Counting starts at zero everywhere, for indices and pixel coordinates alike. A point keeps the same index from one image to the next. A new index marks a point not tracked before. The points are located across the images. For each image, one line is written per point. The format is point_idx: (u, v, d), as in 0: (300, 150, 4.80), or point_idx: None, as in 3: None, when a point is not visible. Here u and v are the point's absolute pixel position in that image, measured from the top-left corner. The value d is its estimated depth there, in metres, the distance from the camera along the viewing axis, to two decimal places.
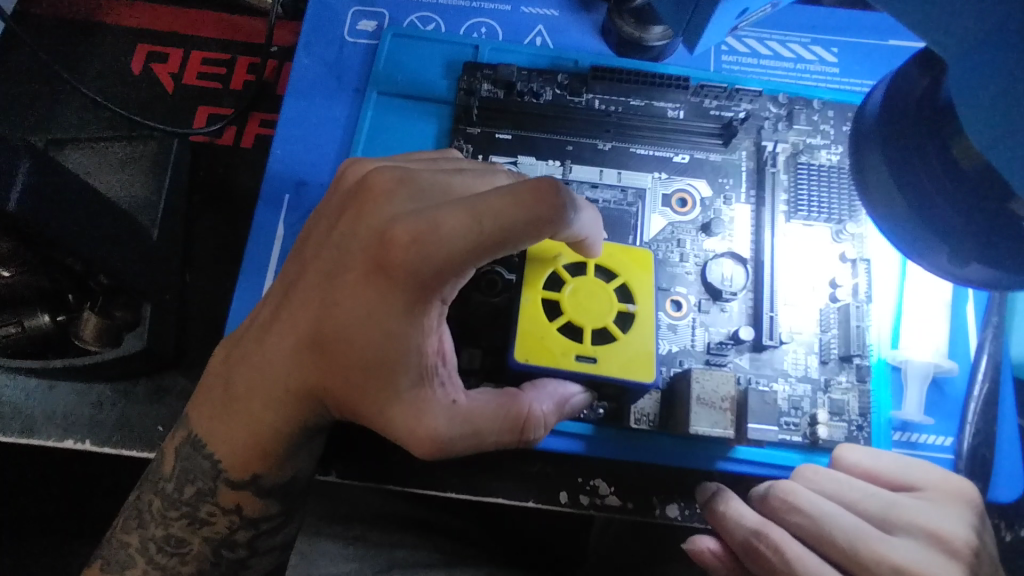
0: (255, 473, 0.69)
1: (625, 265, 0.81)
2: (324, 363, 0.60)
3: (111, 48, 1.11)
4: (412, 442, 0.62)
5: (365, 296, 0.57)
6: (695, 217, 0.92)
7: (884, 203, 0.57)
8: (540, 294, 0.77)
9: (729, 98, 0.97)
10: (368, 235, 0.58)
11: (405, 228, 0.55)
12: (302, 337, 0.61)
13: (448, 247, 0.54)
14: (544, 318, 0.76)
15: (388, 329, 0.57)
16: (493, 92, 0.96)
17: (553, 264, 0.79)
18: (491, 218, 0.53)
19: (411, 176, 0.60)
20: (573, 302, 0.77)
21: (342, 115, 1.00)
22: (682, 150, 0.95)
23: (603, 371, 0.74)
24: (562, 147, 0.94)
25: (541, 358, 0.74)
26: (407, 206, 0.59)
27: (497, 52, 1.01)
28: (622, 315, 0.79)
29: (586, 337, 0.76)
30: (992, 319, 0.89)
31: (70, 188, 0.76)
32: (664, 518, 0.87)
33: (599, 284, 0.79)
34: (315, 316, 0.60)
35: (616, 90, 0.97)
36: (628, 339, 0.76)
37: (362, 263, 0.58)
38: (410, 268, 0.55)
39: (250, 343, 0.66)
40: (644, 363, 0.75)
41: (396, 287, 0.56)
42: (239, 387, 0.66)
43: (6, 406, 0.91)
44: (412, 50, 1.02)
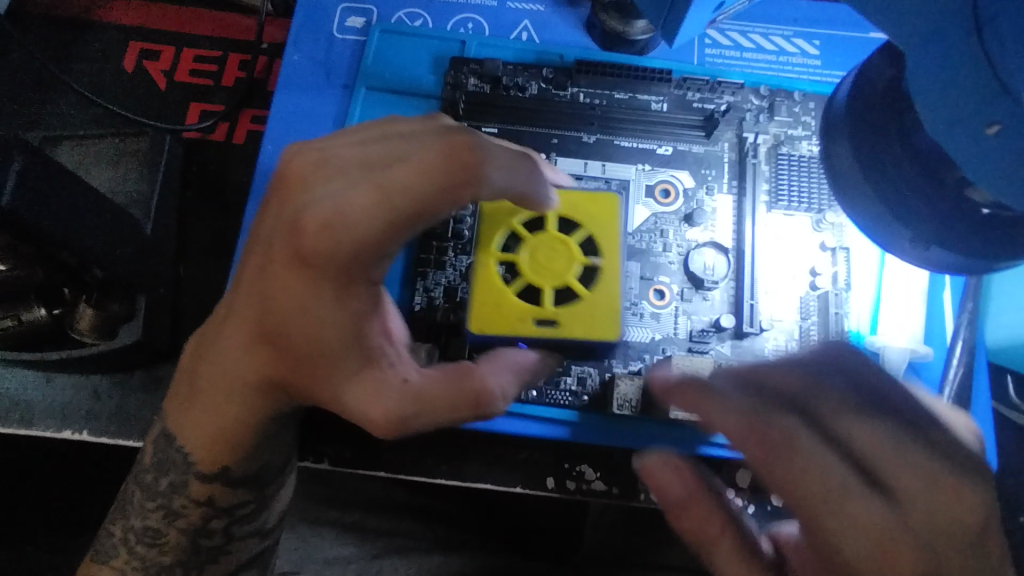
0: (225, 465, 0.70)
1: (586, 212, 0.86)
2: (274, 353, 0.63)
3: (105, 47, 1.13)
4: (368, 423, 0.64)
5: (293, 286, 0.60)
6: (678, 208, 0.94)
7: (852, 191, 0.59)
8: (496, 259, 0.83)
9: (711, 91, 0.99)
10: (287, 225, 0.60)
11: (316, 215, 0.58)
12: (251, 330, 0.64)
13: (358, 226, 0.57)
14: (502, 284, 0.82)
15: (321, 313, 0.60)
16: (479, 87, 0.98)
17: (508, 225, 0.85)
18: (400, 193, 0.57)
19: (327, 158, 0.62)
20: (533, 265, 0.83)
21: (332, 110, 1.02)
22: (662, 142, 0.96)
23: (565, 332, 0.80)
24: (547, 140, 0.96)
25: (500, 324, 0.80)
26: (325, 186, 0.60)
27: (484, 47, 1.03)
28: (586, 267, 0.84)
29: (546, 299, 0.82)
30: (968, 305, 0.91)
31: (61, 185, 0.77)
32: (649, 502, 0.90)
33: (557, 236, 0.85)
34: (257, 311, 0.63)
35: (600, 84, 0.98)
36: (592, 294, 0.82)
37: (283, 254, 0.60)
38: (325, 255, 0.58)
39: (217, 334, 0.67)
40: (606, 319, 0.81)
41: (317, 274, 0.59)
42: (209, 381, 0.68)
43: (4, 398, 0.93)
44: (401, 46, 1.03)
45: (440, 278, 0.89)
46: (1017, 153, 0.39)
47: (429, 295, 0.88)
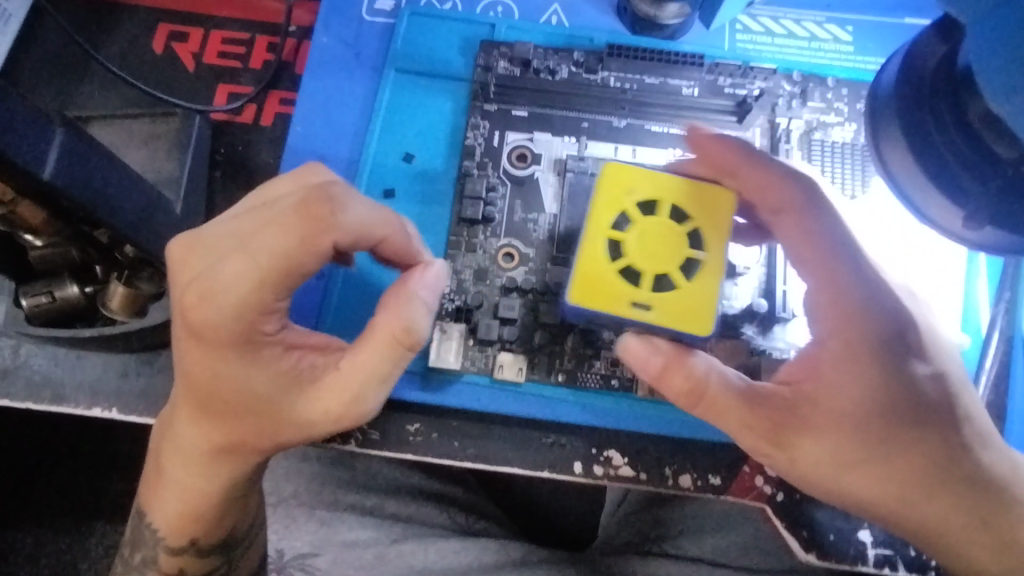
0: (192, 537, 0.75)
1: (696, 208, 0.71)
2: (210, 418, 0.67)
3: (134, 27, 1.13)
4: (329, 426, 0.69)
5: (197, 354, 0.65)
6: None
7: (901, 171, 0.58)
8: (603, 235, 0.69)
9: (743, 76, 0.98)
10: (180, 292, 0.65)
11: (193, 288, 0.63)
12: (191, 401, 0.68)
13: (230, 290, 0.62)
14: (605, 258, 0.69)
15: (233, 370, 0.65)
16: (509, 69, 0.97)
17: (622, 203, 0.70)
18: (265, 251, 0.62)
19: (198, 235, 0.66)
20: (640, 247, 0.69)
21: (360, 92, 1.02)
22: (693, 127, 0.96)
23: (657, 320, 0.68)
24: (577, 124, 0.95)
25: (596, 300, 0.68)
26: (201, 263, 0.65)
27: (514, 30, 1.02)
28: (688, 262, 0.70)
29: (644, 284, 0.69)
30: (1004, 294, 0.91)
31: (96, 160, 0.77)
32: (676, 488, 0.90)
33: (667, 225, 0.70)
34: (188, 382, 0.67)
35: (631, 68, 0.98)
36: (688, 288, 0.69)
37: (183, 329, 0.65)
38: (212, 322, 0.63)
39: (187, 390, 0.68)
40: (699, 316, 0.69)
41: (208, 342, 0.64)
42: (182, 428, 0.70)
43: (36, 374, 0.94)
44: (430, 29, 1.03)
45: (470, 261, 0.90)
46: None
47: (459, 277, 0.90)
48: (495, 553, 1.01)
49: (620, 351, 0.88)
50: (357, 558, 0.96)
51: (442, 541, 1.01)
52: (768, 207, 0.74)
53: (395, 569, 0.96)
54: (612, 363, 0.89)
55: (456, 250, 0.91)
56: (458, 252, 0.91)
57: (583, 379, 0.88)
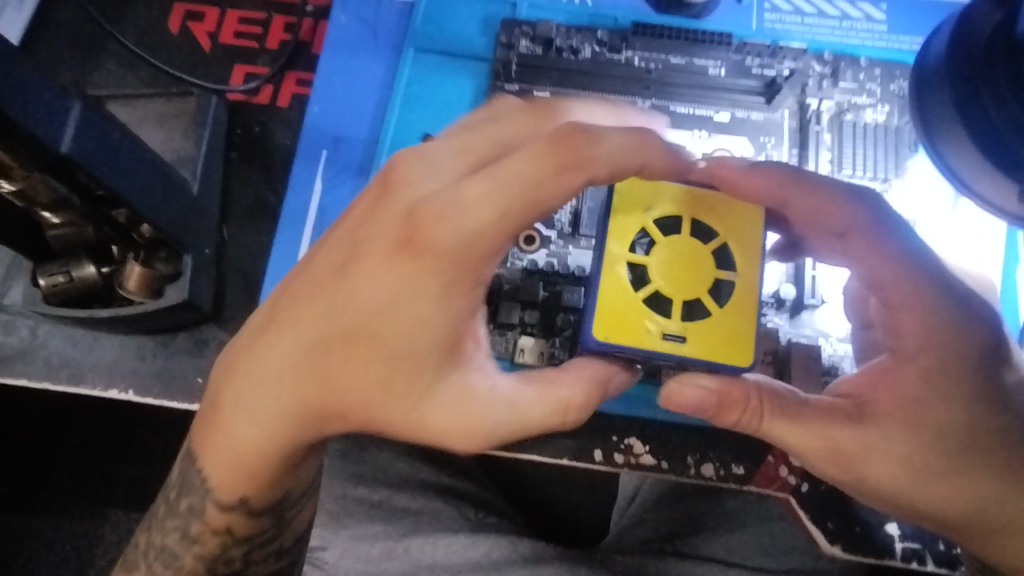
0: (243, 495, 0.70)
1: (722, 220, 0.67)
2: (335, 356, 0.63)
3: (151, 6, 1.12)
4: (450, 438, 0.65)
5: (391, 279, 0.61)
6: None
7: (953, 146, 0.56)
8: (625, 258, 0.65)
9: (771, 56, 0.95)
10: (395, 218, 0.62)
11: (432, 206, 0.60)
12: (314, 336, 0.63)
13: (473, 216, 0.59)
14: (628, 288, 0.65)
15: (418, 315, 0.61)
16: (531, 49, 0.95)
17: (642, 218, 0.66)
18: (518, 179, 0.58)
19: (423, 152, 0.65)
20: (665, 270, 0.65)
21: (379, 72, 1.00)
22: (719, 108, 0.93)
23: (694, 353, 0.64)
24: (601, 105, 0.93)
25: (622, 336, 0.64)
26: (426, 180, 0.63)
27: (536, 9, 1.00)
28: (718, 285, 0.66)
29: (676, 312, 0.65)
30: None
31: (113, 140, 0.76)
32: (698, 477, 0.88)
33: (692, 245, 0.66)
34: (329, 312, 0.63)
35: (656, 48, 0.95)
36: (725, 316, 0.65)
37: (383, 245, 0.62)
38: (442, 245, 0.59)
39: (321, 320, 0.63)
40: (739, 346, 0.65)
41: (430, 267, 0.60)
42: (278, 361, 0.64)
43: (53, 355, 0.94)
44: (450, 8, 1.01)
45: None
46: None
47: None
48: (508, 550, 0.99)
49: None
50: (366, 552, 0.97)
51: (453, 535, 0.99)
52: (833, 231, 0.68)
53: (402, 566, 0.96)
54: None
55: None
56: None
57: None
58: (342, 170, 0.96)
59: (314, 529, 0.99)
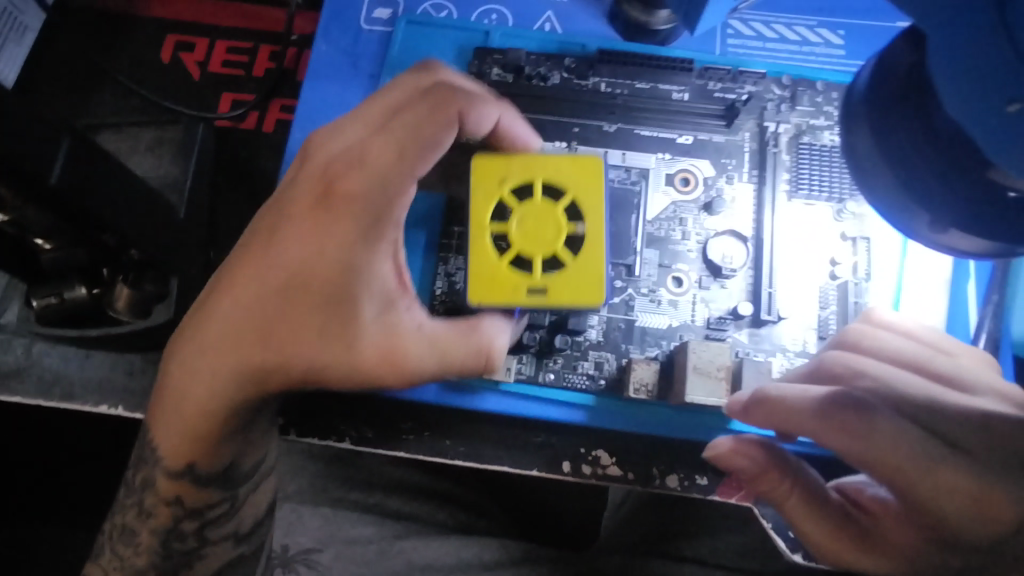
0: (189, 460, 0.72)
1: (572, 180, 0.75)
2: (283, 306, 0.66)
3: (144, 38, 1.17)
4: (381, 373, 0.67)
5: (310, 230, 0.67)
6: (697, 197, 0.94)
7: (874, 178, 0.59)
8: (489, 230, 0.74)
9: (732, 81, 0.99)
10: (310, 177, 0.70)
11: (341, 162, 0.69)
12: (260, 287, 0.66)
13: (381, 164, 0.69)
14: (495, 256, 0.73)
15: (339, 256, 0.66)
16: (502, 76, 0.99)
17: (498, 192, 0.75)
18: (403, 133, 0.70)
19: (341, 127, 0.73)
20: (522, 234, 0.73)
21: (358, 99, 1.05)
22: (682, 131, 0.97)
23: (554, 300, 0.72)
24: (568, 129, 0.97)
25: (493, 294, 0.72)
26: (338, 141, 0.72)
27: (507, 37, 1.04)
28: (573, 238, 0.74)
29: (536, 268, 0.73)
30: (992, 297, 0.89)
31: (102, 170, 0.81)
32: (664, 488, 0.91)
33: (545, 207, 0.74)
34: (263, 265, 0.67)
35: (622, 73, 0.99)
36: (579, 263, 0.73)
37: (308, 200, 0.69)
38: (358, 194, 0.68)
39: (263, 274, 0.66)
40: (592, 288, 0.72)
41: (346, 217, 0.67)
42: (218, 324, 0.67)
43: (47, 372, 1.00)
44: (426, 37, 1.05)
45: (461, 263, 0.92)
46: None
47: (450, 279, 0.91)
48: None
49: (606, 352, 0.90)
50: (359, 555, 0.98)
51: (441, 538, 1.02)
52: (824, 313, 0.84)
53: (395, 566, 0.97)
54: (599, 363, 0.90)
55: (446, 251, 0.92)
56: (448, 253, 0.92)
57: (569, 379, 0.90)
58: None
59: (300, 537, 1.00)
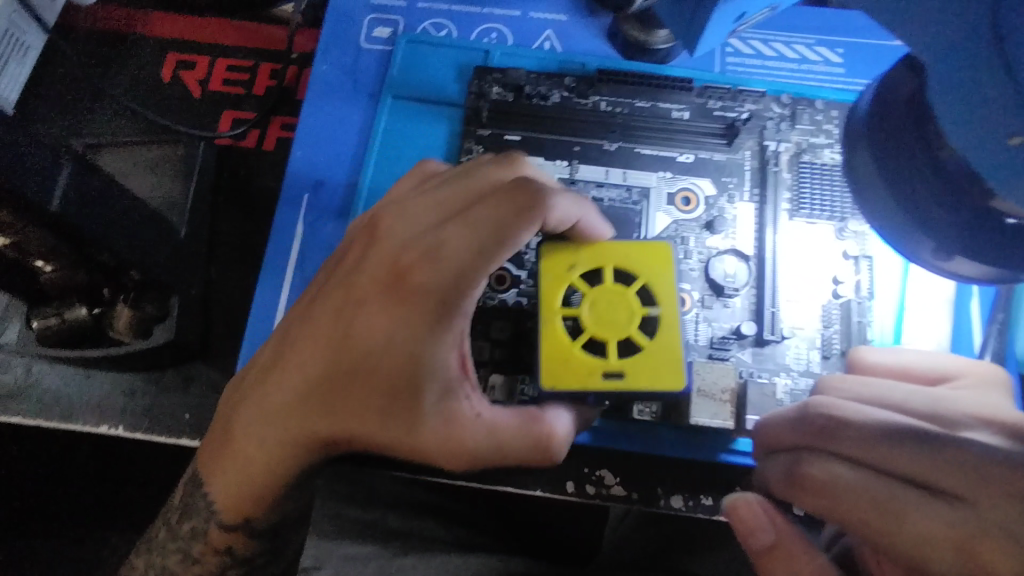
0: (246, 515, 0.71)
1: (643, 265, 0.77)
2: (347, 396, 0.64)
3: (144, 58, 1.18)
4: (449, 461, 0.65)
5: (387, 323, 0.64)
6: (699, 215, 0.94)
7: (875, 202, 0.59)
8: (558, 316, 0.75)
9: (732, 99, 0.99)
10: (381, 262, 0.67)
11: (413, 252, 0.66)
12: (323, 373, 0.65)
13: (456, 259, 0.65)
14: (566, 340, 0.74)
15: (410, 347, 0.64)
16: (502, 95, 1.00)
17: (566, 278, 0.77)
18: (484, 227, 0.65)
19: (402, 206, 0.71)
20: (594, 317, 0.75)
21: (358, 118, 1.05)
22: (682, 150, 0.97)
23: (633, 384, 0.72)
24: (569, 148, 0.97)
25: (569, 381, 0.73)
26: (404, 224, 0.69)
27: (507, 56, 1.04)
28: (646, 322, 0.75)
29: (612, 352, 0.74)
30: (998, 315, 0.88)
31: (100, 193, 0.81)
32: (668, 509, 0.90)
33: (616, 290, 0.76)
34: (335, 352, 0.65)
35: (622, 93, 0.99)
36: (656, 344, 0.74)
37: (377, 286, 0.66)
38: (428, 287, 0.64)
39: (333, 357, 0.65)
40: (672, 368, 0.73)
41: (411, 306, 0.64)
42: (285, 396, 0.66)
43: (47, 393, 0.99)
44: (427, 56, 1.06)
45: None
46: None
47: None
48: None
49: None
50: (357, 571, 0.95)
51: (442, 554, 0.99)
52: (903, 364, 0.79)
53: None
54: None
55: None
56: None
57: None
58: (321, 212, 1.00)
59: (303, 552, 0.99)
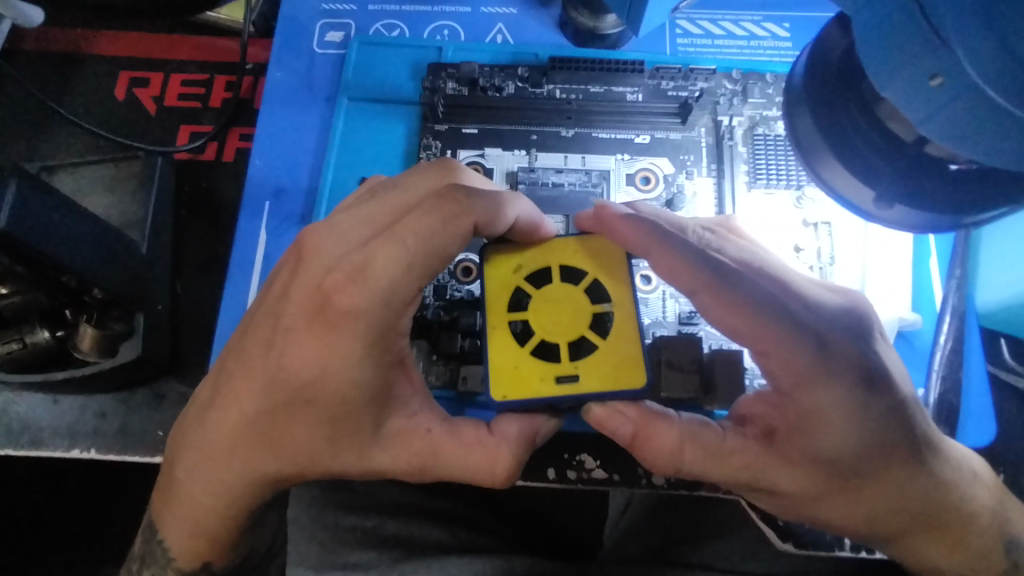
0: (205, 561, 0.71)
1: (591, 258, 0.73)
2: (292, 424, 0.64)
3: (96, 77, 1.17)
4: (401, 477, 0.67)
5: (318, 351, 0.62)
6: (659, 194, 0.95)
7: (820, 159, 0.60)
8: (508, 318, 0.71)
9: (685, 78, 0.99)
10: (305, 290, 0.64)
11: (340, 275, 0.63)
12: (261, 403, 0.64)
13: (384, 278, 0.62)
14: (516, 344, 0.70)
15: (345, 375, 0.62)
16: (457, 90, 0.99)
17: (514, 279, 0.72)
18: (412, 235, 0.63)
19: (328, 224, 0.67)
20: (543, 315, 0.71)
21: (316, 123, 1.05)
22: (641, 131, 0.98)
23: (586, 387, 0.68)
24: (527, 137, 0.98)
25: (519, 391, 0.68)
26: (330, 242, 0.66)
27: (460, 52, 1.05)
28: (600, 318, 0.71)
29: (563, 353, 0.69)
30: (955, 271, 0.90)
31: (56, 210, 0.79)
32: (650, 486, 0.90)
33: (564, 287, 0.72)
34: (267, 383, 0.64)
35: (576, 79, 0.99)
36: (611, 342, 0.69)
37: (305, 316, 0.64)
38: (358, 310, 0.62)
39: (268, 386, 0.64)
40: (630, 368, 0.68)
41: (340, 333, 0.62)
42: (223, 432, 0.65)
43: (15, 420, 0.97)
44: (381, 56, 1.06)
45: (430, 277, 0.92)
46: (956, 107, 0.43)
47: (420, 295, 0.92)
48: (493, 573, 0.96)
49: None
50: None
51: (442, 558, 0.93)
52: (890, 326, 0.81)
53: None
54: None
55: None
56: None
57: None
58: (285, 219, 1.00)
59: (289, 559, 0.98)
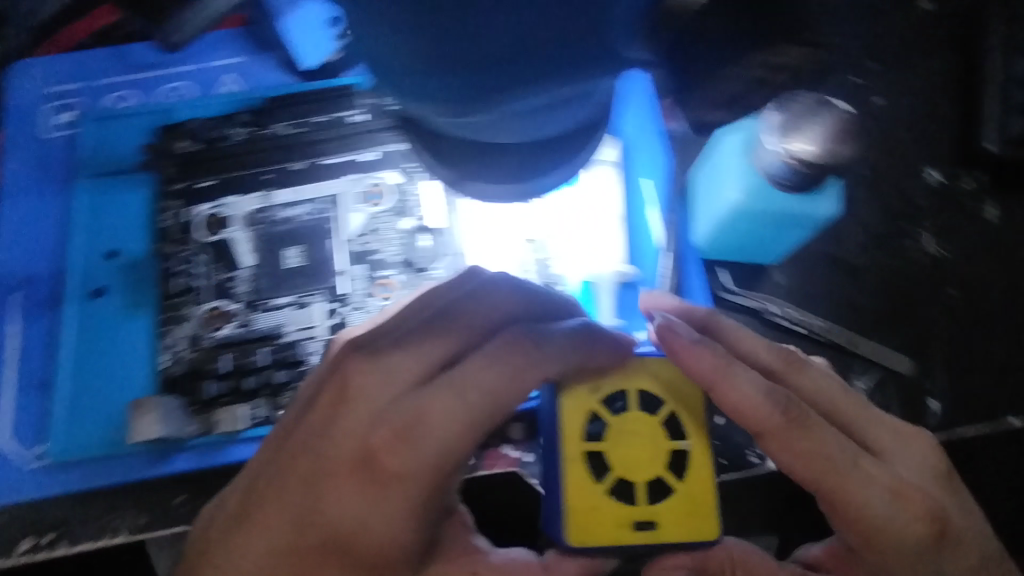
0: None
1: (670, 391, 0.73)
2: (326, 561, 0.69)
3: None
4: None
5: (358, 496, 0.68)
6: (387, 206, 1.11)
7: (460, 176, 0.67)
8: (582, 450, 0.70)
9: (330, 120, 1.14)
10: (352, 443, 0.69)
11: (393, 427, 0.68)
12: (290, 534, 0.69)
13: (433, 440, 0.66)
14: (593, 482, 0.69)
15: (383, 522, 0.67)
16: (194, 146, 1.13)
17: (591, 407, 0.71)
18: (473, 390, 0.68)
19: (377, 363, 0.72)
20: (620, 454, 0.70)
21: (50, 206, 1.15)
22: (366, 150, 1.13)
23: (664, 536, 0.69)
24: (261, 183, 1.12)
25: (594, 533, 0.68)
26: (377, 385, 0.71)
27: (195, 106, 1.15)
28: (678, 459, 0.71)
29: (640, 496, 0.69)
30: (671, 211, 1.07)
31: None
32: None
33: (643, 420, 0.71)
34: (302, 519, 0.69)
35: (290, 112, 1.14)
36: (687, 489, 0.70)
37: (348, 465, 0.69)
38: (401, 469, 0.66)
39: (300, 524, 0.69)
40: (705, 519, 0.69)
41: (383, 487, 0.67)
42: (248, 559, 0.70)
43: None
44: (110, 122, 1.17)
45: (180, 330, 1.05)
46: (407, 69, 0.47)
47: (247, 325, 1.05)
48: None
49: None
50: None
51: None
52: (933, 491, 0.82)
53: None
54: None
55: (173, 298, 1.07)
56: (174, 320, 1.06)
57: None
58: (37, 307, 1.09)
59: None
